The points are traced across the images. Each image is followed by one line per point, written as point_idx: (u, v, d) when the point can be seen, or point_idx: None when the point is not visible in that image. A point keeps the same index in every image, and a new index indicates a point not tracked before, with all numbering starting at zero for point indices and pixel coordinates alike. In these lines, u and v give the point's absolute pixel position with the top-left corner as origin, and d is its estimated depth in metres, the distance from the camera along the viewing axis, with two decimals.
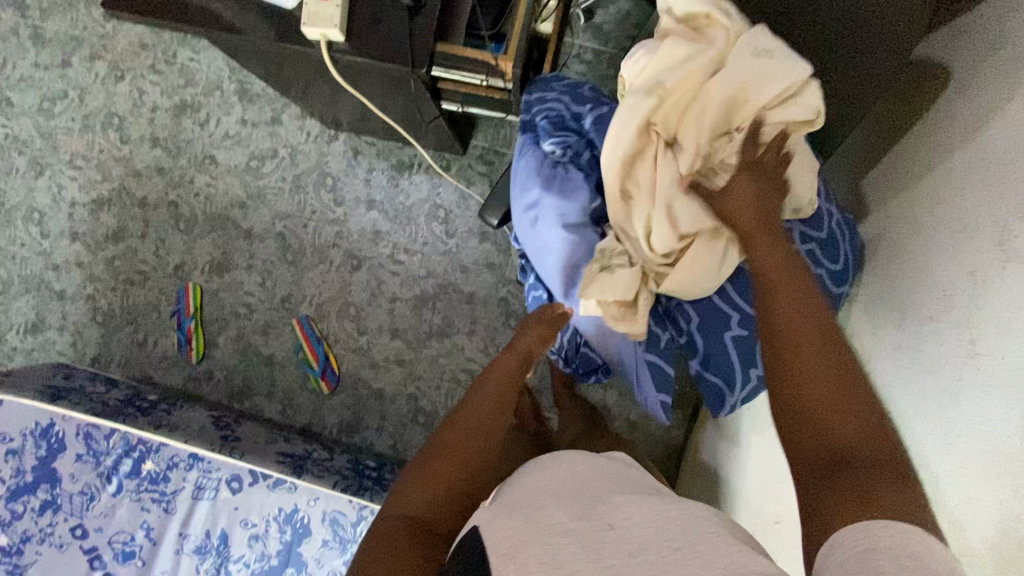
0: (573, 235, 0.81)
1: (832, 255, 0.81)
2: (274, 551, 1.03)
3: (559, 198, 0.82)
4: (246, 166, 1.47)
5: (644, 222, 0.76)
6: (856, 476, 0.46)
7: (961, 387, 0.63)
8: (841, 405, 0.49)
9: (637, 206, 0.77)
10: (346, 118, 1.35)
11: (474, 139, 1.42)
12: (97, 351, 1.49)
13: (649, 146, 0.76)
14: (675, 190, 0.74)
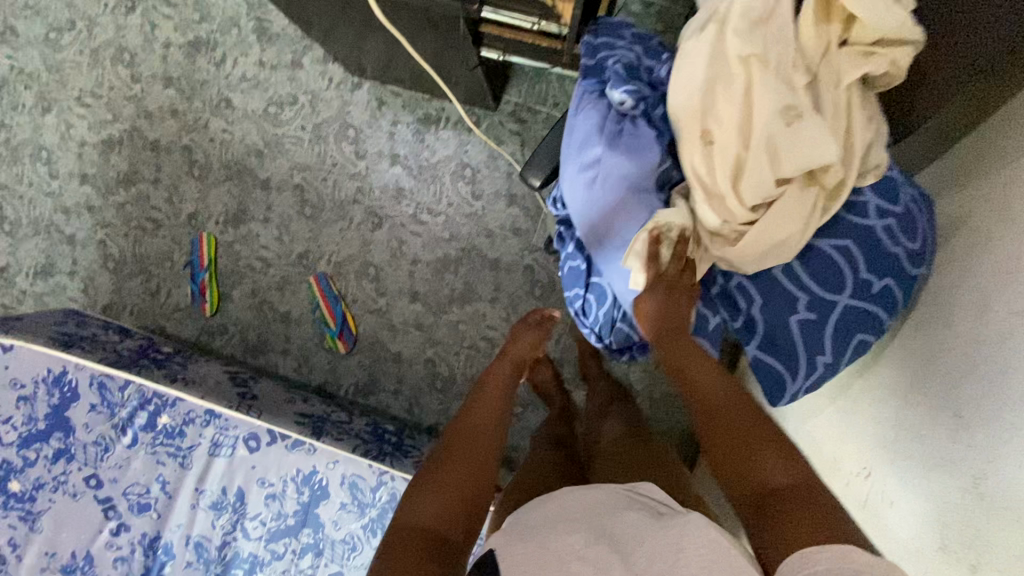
0: (636, 199, 0.75)
1: (909, 232, 0.76)
2: (291, 511, 1.01)
3: (624, 159, 0.75)
4: (264, 112, 1.39)
5: (732, 170, 0.71)
6: (798, 509, 0.52)
7: (960, 407, 0.67)
8: (763, 453, 0.58)
9: (719, 155, 0.71)
10: (371, 64, 1.27)
11: (507, 94, 1.33)
12: (108, 298, 1.45)
13: (737, 82, 0.70)
14: (769, 133, 0.68)
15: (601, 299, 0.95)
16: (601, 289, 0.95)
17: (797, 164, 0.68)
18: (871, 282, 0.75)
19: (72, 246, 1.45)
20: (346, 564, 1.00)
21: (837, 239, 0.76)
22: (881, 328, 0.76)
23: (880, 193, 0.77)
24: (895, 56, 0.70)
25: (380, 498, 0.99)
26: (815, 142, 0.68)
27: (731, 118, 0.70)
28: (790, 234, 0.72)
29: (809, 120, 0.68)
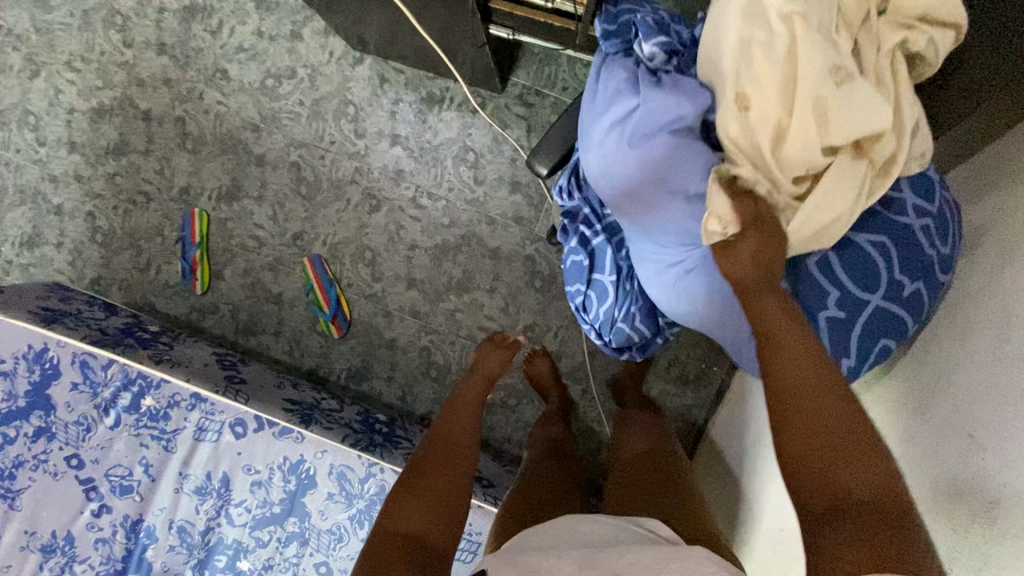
0: (686, 149, 0.70)
1: (943, 235, 0.74)
2: (277, 499, 0.99)
3: (665, 103, 0.70)
4: (261, 85, 1.34)
5: (774, 130, 0.66)
6: (876, 525, 0.48)
7: (973, 405, 0.65)
8: (850, 453, 0.52)
9: (761, 114, 0.66)
10: (374, 38, 1.21)
11: (515, 76, 1.28)
12: (96, 272, 1.41)
13: (782, 38, 0.64)
14: (819, 90, 0.63)
15: (605, 298, 0.93)
16: (604, 286, 0.93)
17: (846, 132, 0.65)
18: (903, 284, 0.73)
19: (59, 217, 1.41)
20: (331, 555, 0.98)
21: (874, 235, 0.74)
22: (905, 333, 0.73)
23: (916, 194, 0.74)
24: (933, 35, 0.67)
25: (368, 490, 0.97)
26: (868, 105, 0.64)
27: (771, 81, 0.65)
28: (841, 201, 0.68)
29: (857, 82, 0.64)
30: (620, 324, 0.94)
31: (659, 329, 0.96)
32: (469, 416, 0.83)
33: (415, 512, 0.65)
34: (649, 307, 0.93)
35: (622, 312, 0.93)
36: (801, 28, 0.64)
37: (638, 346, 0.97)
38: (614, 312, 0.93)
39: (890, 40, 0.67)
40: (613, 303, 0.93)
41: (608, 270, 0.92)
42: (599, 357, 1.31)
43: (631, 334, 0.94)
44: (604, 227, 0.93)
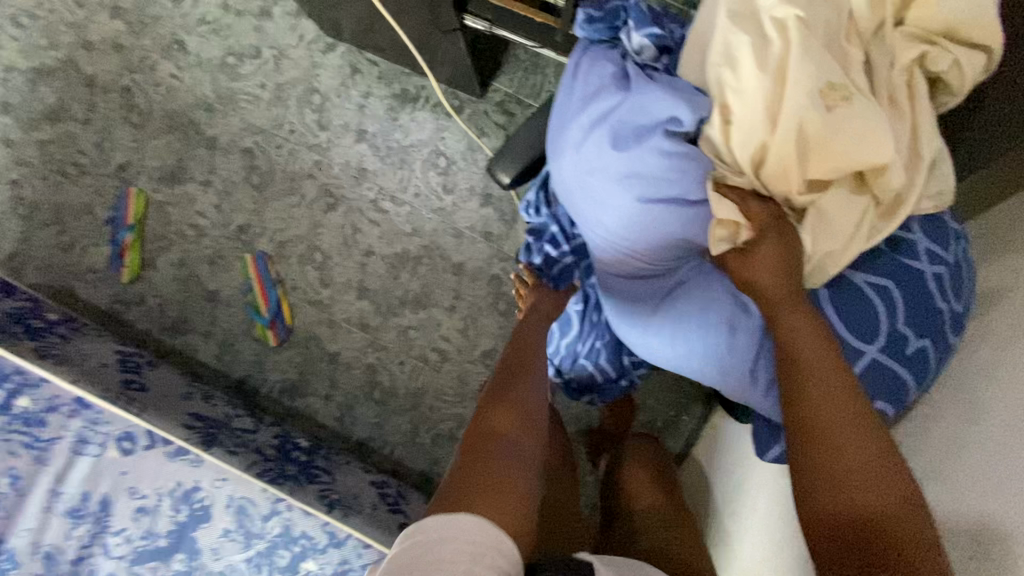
0: (674, 156, 0.59)
1: (955, 288, 0.65)
2: (163, 531, 0.84)
3: (657, 103, 0.59)
4: (221, 62, 1.22)
5: (757, 151, 0.57)
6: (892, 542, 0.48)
7: (954, 468, 0.59)
8: (861, 470, 0.51)
9: (742, 132, 0.57)
10: (347, 25, 1.11)
11: (497, 81, 1.19)
12: (13, 247, 1.26)
13: (776, 44, 0.55)
14: (811, 108, 0.54)
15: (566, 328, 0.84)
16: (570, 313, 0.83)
17: (835, 164, 0.56)
18: (908, 339, 0.63)
19: None
20: None
21: (876, 277, 0.63)
22: (903, 399, 0.63)
23: (929, 234, 0.65)
24: (957, 57, 0.58)
25: (270, 529, 0.83)
26: (866, 134, 0.54)
27: (757, 94, 0.55)
28: (829, 240, 0.60)
29: (857, 103, 0.55)
30: (580, 360, 0.85)
31: (624, 369, 0.86)
32: (529, 356, 0.75)
33: (492, 426, 0.62)
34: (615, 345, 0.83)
35: (583, 347, 0.84)
36: (794, 35, 0.55)
37: (597, 386, 0.87)
38: (574, 346, 0.84)
39: (902, 58, 0.58)
40: (574, 336, 0.84)
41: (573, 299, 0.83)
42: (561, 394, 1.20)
43: (590, 371, 0.85)
44: (572, 250, 0.82)
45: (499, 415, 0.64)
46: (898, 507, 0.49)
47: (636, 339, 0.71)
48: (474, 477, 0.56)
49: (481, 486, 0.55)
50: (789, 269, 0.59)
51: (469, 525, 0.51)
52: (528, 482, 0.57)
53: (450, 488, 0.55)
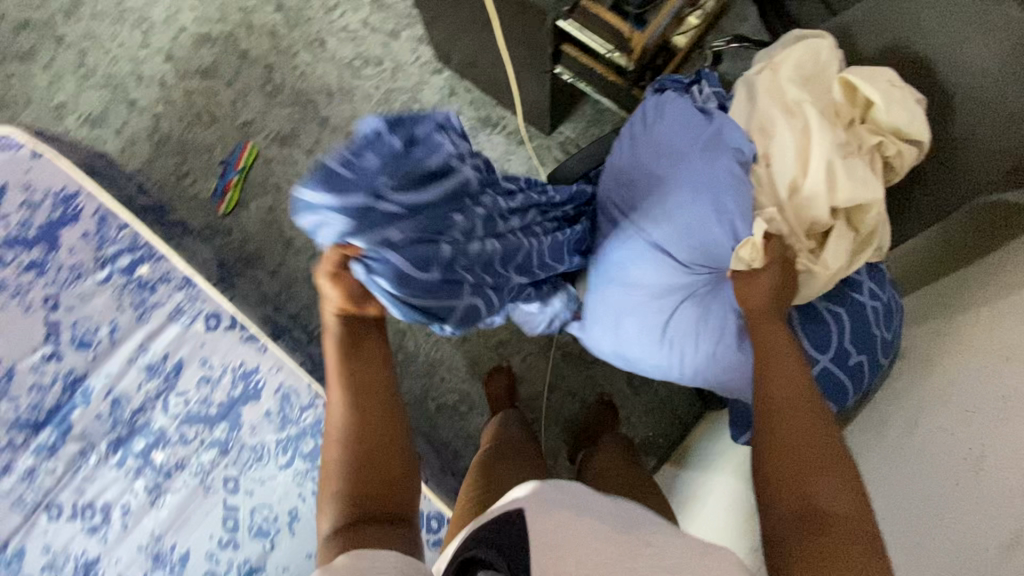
0: (741, 173, 0.80)
1: (886, 321, 0.86)
2: (217, 401, 1.04)
3: (731, 136, 0.81)
4: (349, 63, 1.52)
5: (788, 183, 0.79)
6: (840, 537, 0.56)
7: (874, 456, 0.78)
8: (818, 467, 0.61)
9: (776, 170, 0.80)
10: (457, 57, 1.40)
11: (563, 126, 1.45)
12: (139, 166, 1.51)
13: (798, 115, 0.80)
14: (829, 155, 0.76)
15: (410, 300, 0.59)
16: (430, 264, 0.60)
17: (850, 194, 0.76)
18: (850, 354, 0.83)
19: (127, 108, 1.54)
20: (244, 473, 1.02)
21: (833, 305, 0.84)
22: (842, 398, 0.84)
23: (875, 282, 0.86)
24: (902, 148, 0.80)
25: (305, 419, 1.02)
26: (865, 180, 0.77)
27: (789, 142, 0.78)
28: (837, 257, 0.80)
29: (856, 159, 0.78)
30: (454, 312, 0.64)
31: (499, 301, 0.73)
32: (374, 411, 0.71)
33: (341, 481, 0.66)
34: (484, 284, 0.67)
35: (447, 306, 0.63)
36: (805, 112, 0.79)
37: (456, 324, 0.66)
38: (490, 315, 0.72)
39: (875, 137, 0.81)
40: (434, 303, 0.61)
41: (412, 263, 0.58)
42: (556, 393, 1.38)
43: (472, 313, 0.67)
44: (419, 202, 0.59)
45: (350, 461, 0.67)
46: (842, 505, 0.58)
47: (667, 327, 0.87)
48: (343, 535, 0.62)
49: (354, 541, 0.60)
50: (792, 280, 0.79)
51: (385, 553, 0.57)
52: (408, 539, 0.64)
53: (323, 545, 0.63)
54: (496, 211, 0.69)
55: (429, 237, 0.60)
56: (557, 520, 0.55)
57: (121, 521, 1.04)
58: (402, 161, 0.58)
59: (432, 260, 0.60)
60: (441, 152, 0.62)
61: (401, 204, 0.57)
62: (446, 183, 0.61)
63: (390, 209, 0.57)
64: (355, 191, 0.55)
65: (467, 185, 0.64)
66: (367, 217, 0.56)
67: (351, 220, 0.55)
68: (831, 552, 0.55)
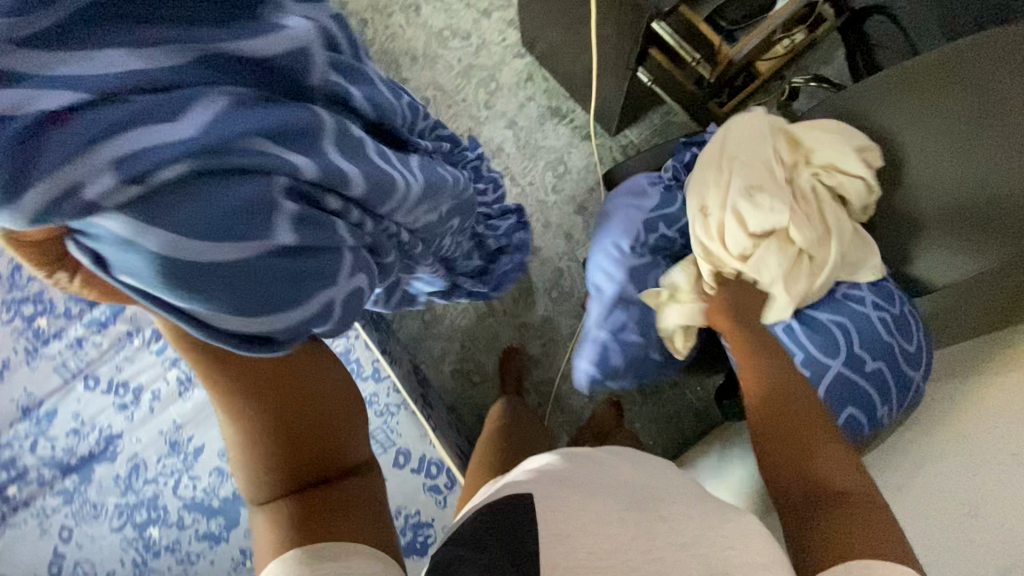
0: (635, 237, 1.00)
1: (905, 334, 0.88)
2: None
3: (641, 206, 1.00)
4: (439, 31, 1.58)
5: (717, 224, 0.89)
6: (860, 507, 0.58)
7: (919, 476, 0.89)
8: (820, 446, 0.65)
9: (711, 215, 0.90)
10: (542, 45, 1.45)
11: (629, 130, 1.49)
12: None
13: (722, 166, 0.91)
14: (740, 197, 0.87)
15: (218, 308, 0.47)
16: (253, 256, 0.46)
17: (765, 225, 0.85)
18: (865, 361, 0.87)
19: None
20: None
21: (833, 313, 0.89)
22: (872, 410, 0.86)
23: (878, 297, 0.89)
24: (842, 179, 0.89)
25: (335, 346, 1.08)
26: (775, 213, 0.85)
27: (710, 185, 0.90)
28: (775, 277, 0.86)
29: (769, 194, 0.86)
30: (319, 316, 0.53)
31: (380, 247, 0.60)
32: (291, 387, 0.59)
33: (265, 467, 0.58)
34: (354, 271, 0.55)
35: (299, 313, 0.51)
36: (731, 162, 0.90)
37: (323, 323, 0.55)
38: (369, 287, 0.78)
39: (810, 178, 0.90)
40: (258, 313, 0.48)
41: (209, 255, 0.44)
42: (567, 383, 1.42)
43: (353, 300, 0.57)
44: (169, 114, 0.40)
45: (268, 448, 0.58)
46: (849, 476, 0.61)
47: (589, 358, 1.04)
48: (289, 531, 0.55)
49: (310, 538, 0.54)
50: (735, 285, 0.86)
51: (358, 554, 0.53)
52: (362, 520, 0.58)
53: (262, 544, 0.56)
54: (375, 179, 0.52)
55: (245, 185, 0.44)
56: (572, 508, 0.55)
57: (148, 404, 1.14)
58: (140, 78, 0.39)
59: (256, 246, 0.46)
60: (230, 56, 0.42)
61: (151, 155, 0.39)
62: (255, 119, 0.43)
63: (121, 161, 0.39)
64: (28, 137, 0.36)
65: (308, 134, 0.47)
66: (67, 182, 0.37)
67: (37, 190, 0.37)
68: (859, 526, 0.56)
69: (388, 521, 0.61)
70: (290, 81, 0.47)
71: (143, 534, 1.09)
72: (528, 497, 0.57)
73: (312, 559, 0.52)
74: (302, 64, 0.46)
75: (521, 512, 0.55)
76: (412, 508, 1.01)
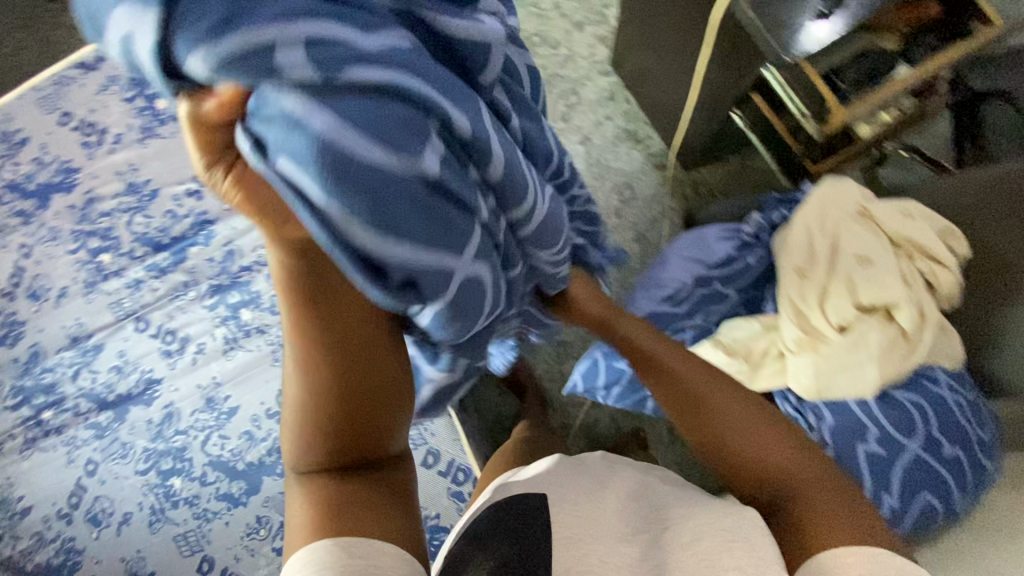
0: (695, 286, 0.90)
1: (980, 420, 0.79)
2: None
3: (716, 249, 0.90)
4: (529, 37, 1.57)
5: (818, 289, 0.81)
6: (814, 494, 0.62)
7: None
8: (754, 438, 0.68)
9: (809, 279, 0.82)
10: (632, 68, 1.43)
11: (703, 168, 1.46)
12: None
13: (820, 232, 0.84)
14: (848, 265, 0.80)
15: (366, 224, 0.43)
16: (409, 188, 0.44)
17: (873, 297, 0.78)
18: (943, 445, 0.78)
19: None
20: None
21: (911, 394, 0.80)
22: (949, 497, 0.76)
23: (954, 379, 0.80)
24: (937, 265, 0.80)
25: None
26: (882, 284, 0.78)
27: (815, 247, 0.83)
28: (873, 356, 0.77)
29: (881, 265, 0.80)
30: (443, 281, 0.51)
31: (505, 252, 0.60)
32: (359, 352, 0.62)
33: (309, 450, 0.65)
34: (487, 254, 0.55)
35: (428, 263, 0.48)
36: (832, 230, 0.84)
37: (433, 272, 0.50)
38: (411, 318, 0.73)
39: (913, 256, 0.81)
40: (398, 239, 0.45)
41: (366, 156, 0.41)
42: (596, 409, 1.40)
43: (470, 287, 0.54)
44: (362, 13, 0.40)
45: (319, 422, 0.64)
46: (789, 459, 0.66)
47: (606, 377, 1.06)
48: (323, 522, 0.59)
49: (344, 529, 0.59)
50: (831, 358, 0.78)
51: (387, 555, 0.58)
52: (395, 497, 0.65)
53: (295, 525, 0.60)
54: (510, 176, 0.52)
55: (411, 112, 0.43)
56: (585, 518, 0.63)
57: (192, 356, 1.16)
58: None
59: (407, 163, 0.43)
60: (428, 23, 0.45)
61: (343, 56, 0.38)
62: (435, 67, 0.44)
63: (315, 42, 0.37)
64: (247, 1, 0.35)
65: (462, 91, 0.46)
66: (265, 54, 0.36)
67: (238, 36, 0.35)
68: (825, 513, 0.60)
69: (415, 505, 0.67)
70: (462, 72, 0.50)
71: (166, 483, 1.11)
72: (542, 495, 0.65)
73: (344, 556, 0.56)
74: (480, 64, 0.49)
75: (538, 513, 0.63)
76: (432, 511, 1.00)
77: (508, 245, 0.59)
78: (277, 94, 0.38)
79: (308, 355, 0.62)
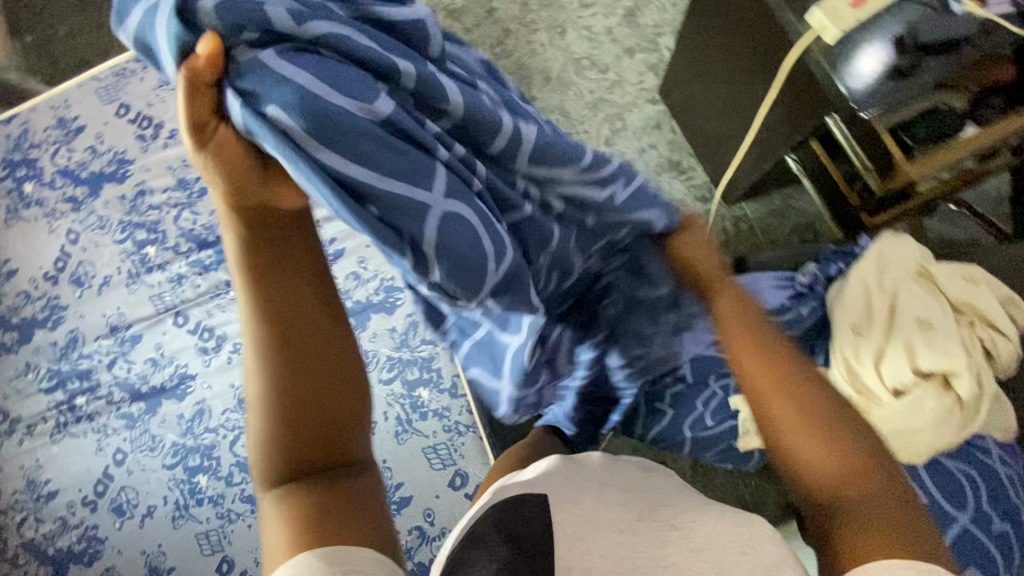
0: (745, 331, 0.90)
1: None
2: (353, 298, 1.12)
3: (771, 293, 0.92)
4: (579, 59, 1.58)
5: (874, 350, 0.83)
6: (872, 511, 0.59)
7: None
8: (828, 446, 0.62)
9: (865, 338, 0.84)
10: (682, 100, 1.43)
11: (746, 204, 1.45)
12: None
13: (879, 292, 0.86)
14: (907, 329, 0.81)
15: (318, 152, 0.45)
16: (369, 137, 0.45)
17: (932, 364, 0.79)
18: (994, 521, 0.78)
19: None
20: None
21: (962, 464, 0.82)
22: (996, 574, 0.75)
23: (1005, 452, 0.82)
24: (995, 336, 0.82)
25: (421, 350, 1.09)
26: (942, 351, 0.79)
27: (872, 308, 0.85)
28: (928, 421, 0.79)
29: (941, 331, 0.81)
30: (419, 221, 0.48)
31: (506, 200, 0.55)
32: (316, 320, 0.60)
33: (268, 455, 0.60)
34: (471, 198, 0.50)
35: (393, 196, 0.47)
36: (891, 293, 0.85)
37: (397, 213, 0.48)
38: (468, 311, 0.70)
39: (971, 324, 0.83)
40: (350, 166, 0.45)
41: (335, 106, 0.44)
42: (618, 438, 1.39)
43: (455, 228, 0.49)
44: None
45: (274, 423, 0.59)
46: (858, 469, 0.61)
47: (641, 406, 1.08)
48: (302, 537, 0.56)
49: (325, 541, 0.56)
50: (886, 419, 0.80)
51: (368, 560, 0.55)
52: (361, 502, 0.60)
53: (274, 541, 0.57)
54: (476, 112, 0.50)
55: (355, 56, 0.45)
56: (585, 516, 0.63)
57: (228, 355, 1.16)
58: None
59: (366, 111, 0.45)
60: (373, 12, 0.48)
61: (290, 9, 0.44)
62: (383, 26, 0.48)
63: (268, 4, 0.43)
64: None
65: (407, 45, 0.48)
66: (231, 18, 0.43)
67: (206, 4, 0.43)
68: (878, 527, 0.58)
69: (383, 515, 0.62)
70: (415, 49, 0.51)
71: (192, 479, 1.11)
72: (543, 497, 0.65)
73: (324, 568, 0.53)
74: (421, 38, 0.50)
75: (541, 516, 0.62)
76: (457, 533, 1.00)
77: (507, 203, 0.55)
78: (242, 65, 0.44)
79: (263, 339, 0.58)
